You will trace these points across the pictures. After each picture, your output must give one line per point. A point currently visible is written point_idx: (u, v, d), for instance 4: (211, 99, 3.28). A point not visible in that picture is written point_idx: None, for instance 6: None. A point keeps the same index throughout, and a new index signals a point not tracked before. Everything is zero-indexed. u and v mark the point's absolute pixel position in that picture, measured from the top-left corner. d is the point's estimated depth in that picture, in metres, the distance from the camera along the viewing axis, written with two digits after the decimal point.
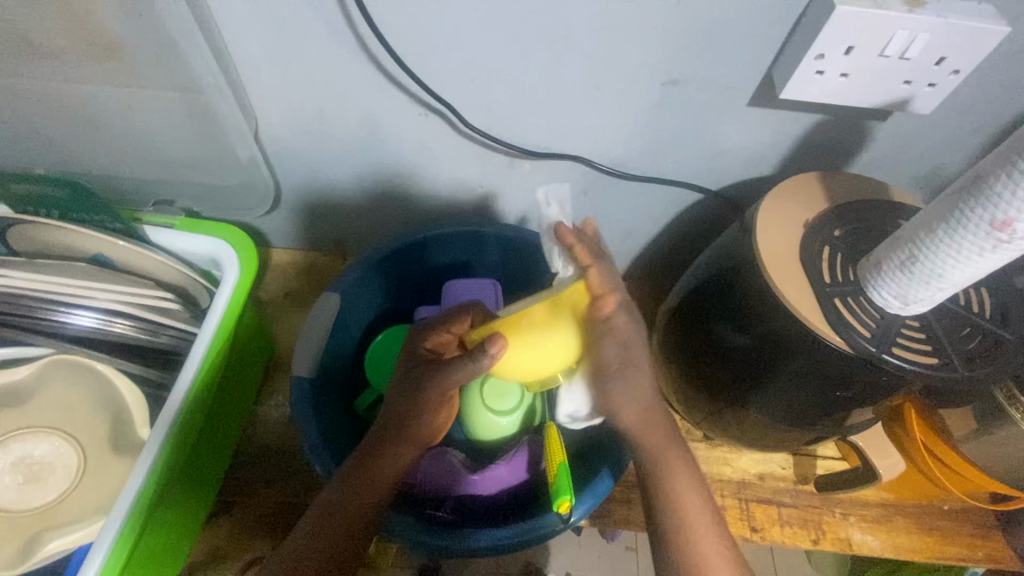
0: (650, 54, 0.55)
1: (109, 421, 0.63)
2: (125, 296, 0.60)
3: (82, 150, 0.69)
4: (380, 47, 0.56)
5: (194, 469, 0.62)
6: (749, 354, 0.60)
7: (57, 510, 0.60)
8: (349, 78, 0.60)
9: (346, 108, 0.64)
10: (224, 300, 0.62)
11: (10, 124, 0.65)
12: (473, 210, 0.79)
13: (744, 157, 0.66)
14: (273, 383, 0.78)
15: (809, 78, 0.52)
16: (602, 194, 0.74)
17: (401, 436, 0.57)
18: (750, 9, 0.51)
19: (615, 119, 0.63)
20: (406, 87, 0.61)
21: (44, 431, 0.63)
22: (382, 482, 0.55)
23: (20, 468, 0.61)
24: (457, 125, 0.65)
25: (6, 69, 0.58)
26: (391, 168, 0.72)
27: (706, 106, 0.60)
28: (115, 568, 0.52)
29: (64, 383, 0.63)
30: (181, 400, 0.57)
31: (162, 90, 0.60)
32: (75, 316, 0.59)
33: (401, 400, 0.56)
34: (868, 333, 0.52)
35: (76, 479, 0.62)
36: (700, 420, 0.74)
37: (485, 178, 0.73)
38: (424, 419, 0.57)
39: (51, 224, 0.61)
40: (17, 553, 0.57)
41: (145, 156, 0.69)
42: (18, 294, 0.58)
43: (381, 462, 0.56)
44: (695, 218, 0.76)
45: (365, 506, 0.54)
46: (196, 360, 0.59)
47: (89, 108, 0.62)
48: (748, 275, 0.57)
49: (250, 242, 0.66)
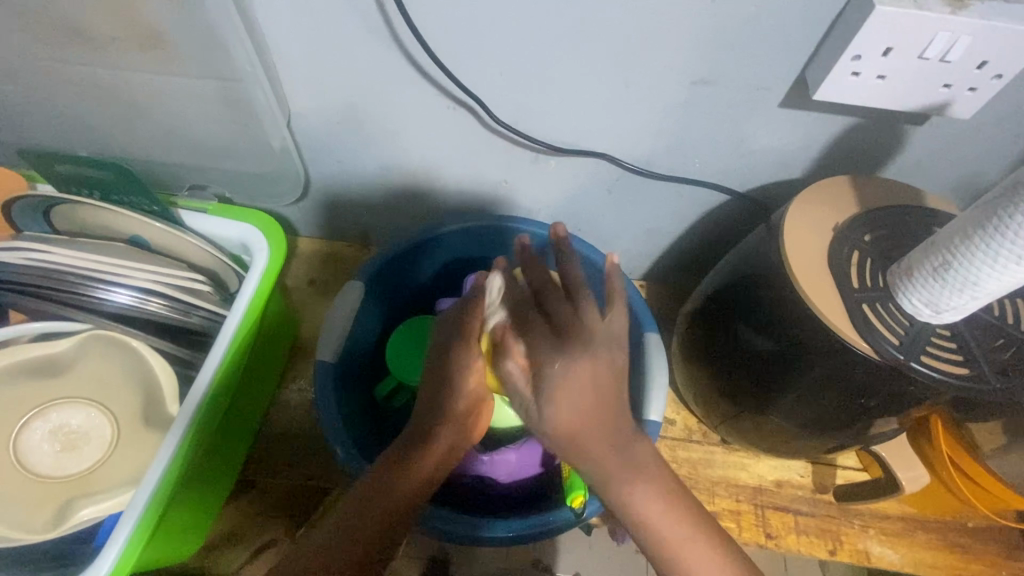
0: (682, 54, 0.55)
1: (142, 396, 0.65)
2: (161, 276, 0.61)
3: (121, 135, 0.71)
4: (412, 39, 0.57)
5: (214, 456, 0.64)
6: (773, 358, 0.59)
7: (91, 480, 0.62)
8: (380, 70, 0.61)
9: (375, 99, 0.65)
10: (254, 283, 0.64)
11: (59, 108, 0.67)
12: (496, 204, 0.79)
13: (774, 158, 0.66)
14: (296, 368, 0.80)
15: (844, 79, 0.51)
16: (627, 192, 0.74)
17: (445, 421, 0.58)
18: (785, 9, 0.50)
19: (643, 116, 0.62)
20: (436, 79, 0.61)
21: (79, 401, 0.65)
22: (421, 472, 0.55)
23: (56, 436, 0.63)
24: (484, 118, 0.65)
25: (55, 53, 0.60)
26: (416, 160, 0.73)
27: (737, 105, 0.60)
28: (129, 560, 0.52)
29: (99, 357, 0.65)
30: (204, 391, 0.58)
31: (200, 78, 0.62)
32: (112, 293, 0.61)
33: (433, 379, 0.59)
34: (896, 341, 0.51)
35: (109, 449, 0.64)
36: (718, 424, 0.73)
37: (509, 175, 0.74)
38: (462, 397, 0.58)
39: (94, 203, 0.63)
40: (51, 518, 0.58)
41: (180, 141, 0.71)
42: (58, 270, 0.59)
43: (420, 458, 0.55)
44: (719, 219, 0.76)
45: (399, 505, 0.52)
46: (223, 347, 0.60)
47: (130, 95, 0.65)
48: (773, 279, 0.56)
49: (280, 229, 0.68)
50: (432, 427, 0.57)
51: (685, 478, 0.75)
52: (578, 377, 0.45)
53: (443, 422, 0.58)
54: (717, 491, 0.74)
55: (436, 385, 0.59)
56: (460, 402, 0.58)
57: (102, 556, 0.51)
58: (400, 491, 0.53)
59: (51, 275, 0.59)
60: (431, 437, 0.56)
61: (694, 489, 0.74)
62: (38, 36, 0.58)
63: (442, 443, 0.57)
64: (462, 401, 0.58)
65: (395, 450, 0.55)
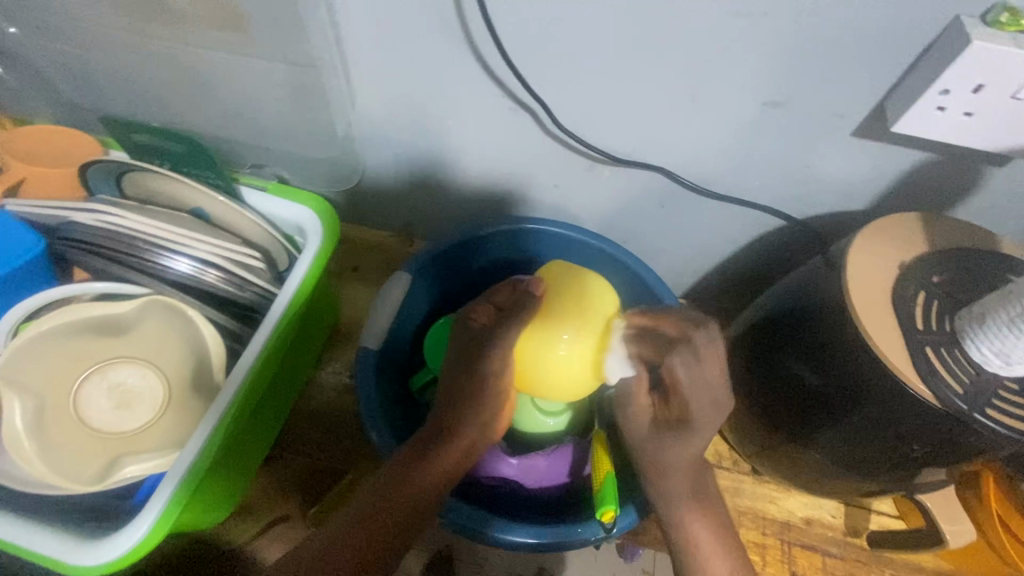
0: (756, 75, 0.54)
1: (193, 363, 0.66)
2: (221, 249, 0.63)
3: (192, 109, 0.74)
4: (486, 40, 0.58)
5: (251, 428, 0.65)
6: (820, 393, 0.58)
7: (138, 438, 0.63)
8: (448, 69, 0.62)
9: (441, 95, 0.66)
10: (306, 263, 0.66)
11: (138, 80, 0.70)
12: (546, 209, 0.80)
13: (839, 188, 0.64)
14: (333, 351, 0.82)
15: (927, 113, 0.49)
16: (680, 208, 0.73)
17: (472, 414, 0.58)
18: (871, 35, 0.49)
19: (707, 133, 0.62)
20: (503, 82, 0.62)
21: (134, 361, 0.66)
22: (447, 460, 0.57)
23: (113, 393, 0.66)
24: (544, 123, 0.65)
25: (141, 28, 0.62)
26: (473, 160, 0.74)
27: (806, 130, 0.59)
28: (164, 527, 0.53)
29: (158, 323, 0.66)
30: (251, 364, 0.60)
31: (274, 62, 0.63)
32: (174, 262, 0.62)
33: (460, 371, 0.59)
34: (960, 389, 0.49)
35: (159, 412, 0.65)
36: (750, 453, 0.72)
37: (562, 181, 0.74)
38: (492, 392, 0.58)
39: (162, 173, 0.65)
40: (97, 472, 0.60)
41: (247, 121, 0.74)
42: (127, 235, 0.61)
43: (439, 452, 0.57)
44: (773, 245, 0.74)
45: (428, 490, 0.56)
46: (272, 322, 0.62)
47: (207, 73, 0.67)
48: (828, 312, 0.55)
49: (333, 213, 0.69)
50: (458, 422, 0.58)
51: None
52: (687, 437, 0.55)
53: (463, 416, 0.58)
54: (744, 522, 0.73)
55: (462, 377, 0.59)
56: (489, 398, 0.58)
57: (140, 519, 0.53)
58: (425, 477, 0.56)
59: (121, 239, 0.61)
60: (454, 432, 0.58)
61: None
62: (128, 10, 0.60)
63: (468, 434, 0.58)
64: (491, 398, 0.58)
65: (423, 439, 0.58)
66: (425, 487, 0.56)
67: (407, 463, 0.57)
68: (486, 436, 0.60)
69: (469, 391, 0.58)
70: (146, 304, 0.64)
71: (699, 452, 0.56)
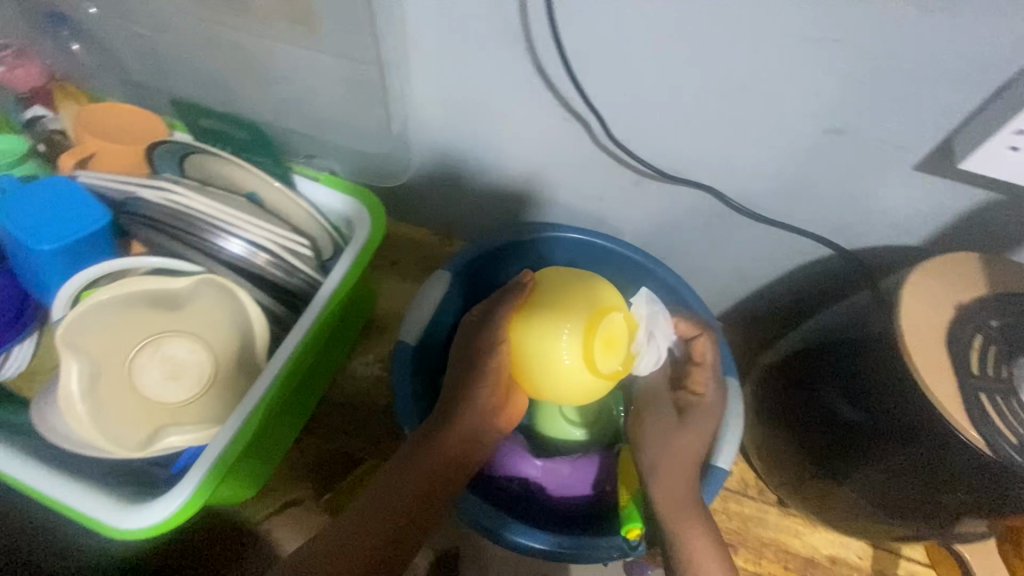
0: (819, 101, 0.54)
1: (240, 342, 0.66)
2: (273, 235, 0.65)
3: (251, 98, 0.76)
4: (546, 48, 0.58)
5: (285, 411, 0.66)
6: (861, 430, 0.56)
7: (181, 414, 0.64)
8: (505, 74, 0.63)
9: (494, 99, 0.66)
10: (353, 254, 0.67)
11: (204, 65, 0.73)
12: (587, 219, 0.80)
13: (894, 221, 0.62)
14: (366, 343, 0.84)
15: (1000, 151, 0.48)
16: (725, 229, 0.72)
17: (467, 403, 0.58)
18: (946, 67, 0.48)
19: (762, 156, 0.61)
20: (558, 90, 0.62)
21: (184, 335, 0.66)
22: (447, 450, 0.58)
23: (162, 364, 0.66)
24: (594, 134, 0.66)
25: (215, 16, 0.65)
26: (519, 166, 0.74)
27: (866, 160, 0.57)
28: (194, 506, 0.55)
29: (209, 299, 0.66)
30: (293, 349, 0.61)
31: (336, 57, 0.65)
32: (227, 242, 0.64)
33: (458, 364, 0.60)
34: (1015, 440, 0.47)
35: (204, 386, 0.66)
36: (778, 485, 0.71)
37: (606, 193, 0.74)
38: (487, 380, 0.58)
39: (225, 157, 0.68)
40: (142, 439, 0.61)
41: (303, 113, 0.76)
42: (186, 213, 0.63)
43: (439, 442, 0.58)
44: (818, 274, 0.72)
45: (430, 481, 0.56)
46: (317, 310, 0.63)
47: (271, 64, 0.69)
48: (875, 348, 0.54)
49: (381, 205, 0.71)
50: (454, 411, 0.59)
51: (733, 532, 0.72)
52: (693, 432, 0.59)
53: (462, 405, 0.58)
54: (765, 553, 0.71)
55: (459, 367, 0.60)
56: (484, 387, 0.58)
57: (172, 497, 0.54)
58: (427, 465, 0.57)
59: (180, 216, 0.63)
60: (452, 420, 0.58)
61: (741, 546, 0.71)
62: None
63: (467, 423, 0.58)
64: (485, 385, 0.58)
65: (426, 428, 0.59)
66: (428, 471, 0.57)
67: (410, 454, 0.58)
68: (487, 427, 0.60)
69: (465, 379, 0.59)
70: (201, 283, 0.64)
71: (700, 442, 0.59)
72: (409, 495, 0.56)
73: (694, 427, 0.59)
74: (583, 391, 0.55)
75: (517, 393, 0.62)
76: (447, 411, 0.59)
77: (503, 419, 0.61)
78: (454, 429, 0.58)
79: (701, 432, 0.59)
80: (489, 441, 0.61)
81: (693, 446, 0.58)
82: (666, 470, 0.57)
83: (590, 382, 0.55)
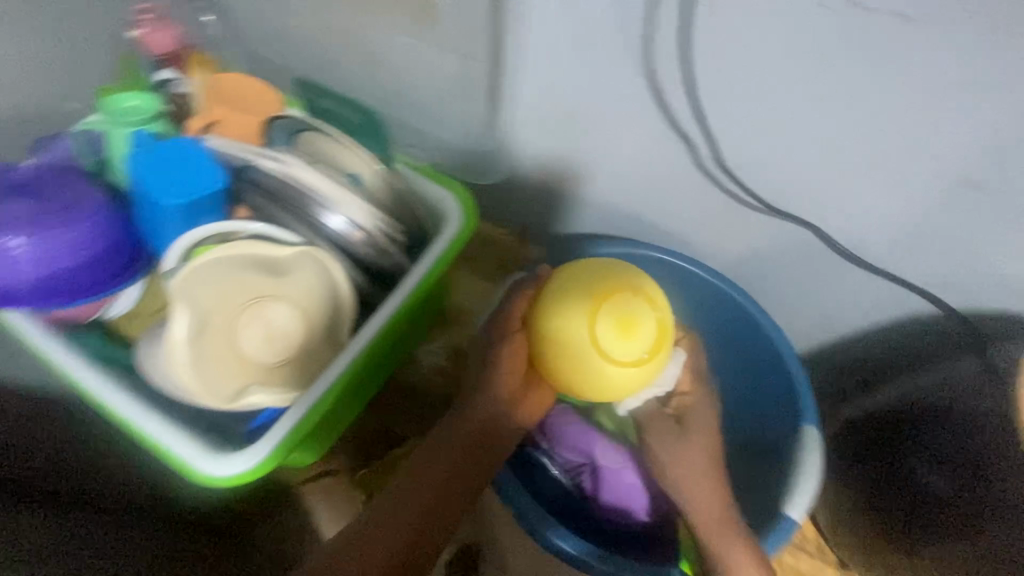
0: (953, 151, 0.52)
1: (329, 314, 0.67)
2: (372, 215, 0.67)
3: (359, 85, 0.79)
4: (668, 72, 0.58)
5: (360, 387, 0.69)
6: (948, 501, 0.62)
7: (271, 373, 0.66)
8: (621, 93, 0.63)
9: (603, 115, 0.67)
10: (444, 243, 0.69)
11: (325, 49, 0.77)
12: (672, 241, 0.79)
13: (1009, 283, 0.60)
14: (436, 332, 0.86)
15: None
16: (819, 270, 0.71)
17: (482, 390, 0.62)
18: None
19: (877, 201, 0.60)
20: (671, 114, 0.62)
21: (280, 301, 0.66)
22: (468, 430, 0.62)
23: (257, 326, 0.66)
24: (700, 160, 0.66)
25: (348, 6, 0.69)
26: (614, 181, 0.75)
27: (990, 218, 0.56)
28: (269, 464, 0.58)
29: (308, 269, 0.67)
30: (377, 328, 0.64)
31: (449, 55, 0.66)
32: (329, 217, 0.66)
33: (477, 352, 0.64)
34: None
35: (293, 352, 0.67)
36: (862, 544, 0.74)
37: (699, 218, 0.73)
38: (501, 369, 0.61)
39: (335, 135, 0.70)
40: (232, 393, 0.64)
41: (402, 104, 0.77)
42: (294, 185, 0.65)
43: (460, 423, 0.62)
44: (912, 328, 0.70)
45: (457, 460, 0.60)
46: (404, 293, 0.66)
47: (387, 56, 0.72)
48: (1000, 432, 0.56)
49: (472, 199, 0.73)
50: (471, 395, 0.63)
51: None
52: (697, 431, 0.62)
53: (478, 391, 0.62)
54: None
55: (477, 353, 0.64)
56: (501, 375, 0.61)
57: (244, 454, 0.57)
58: (455, 444, 0.61)
59: (289, 188, 0.65)
60: (469, 403, 0.62)
61: None
62: None
63: (485, 407, 0.62)
64: (502, 373, 0.61)
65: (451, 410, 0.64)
66: (463, 449, 0.61)
67: (438, 433, 0.62)
68: (505, 414, 0.63)
69: (481, 369, 0.62)
70: (303, 254, 0.66)
71: (710, 441, 0.62)
72: (439, 471, 0.60)
73: (698, 424, 0.63)
74: (609, 375, 0.54)
75: (539, 391, 0.65)
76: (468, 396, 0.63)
77: (521, 411, 0.64)
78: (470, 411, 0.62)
79: (705, 434, 0.62)
80: (514, 433, 0.64)
81: (698, 445, 0.62)
82: (688, 471, 0.61)
83: (613, 365, 0.53)
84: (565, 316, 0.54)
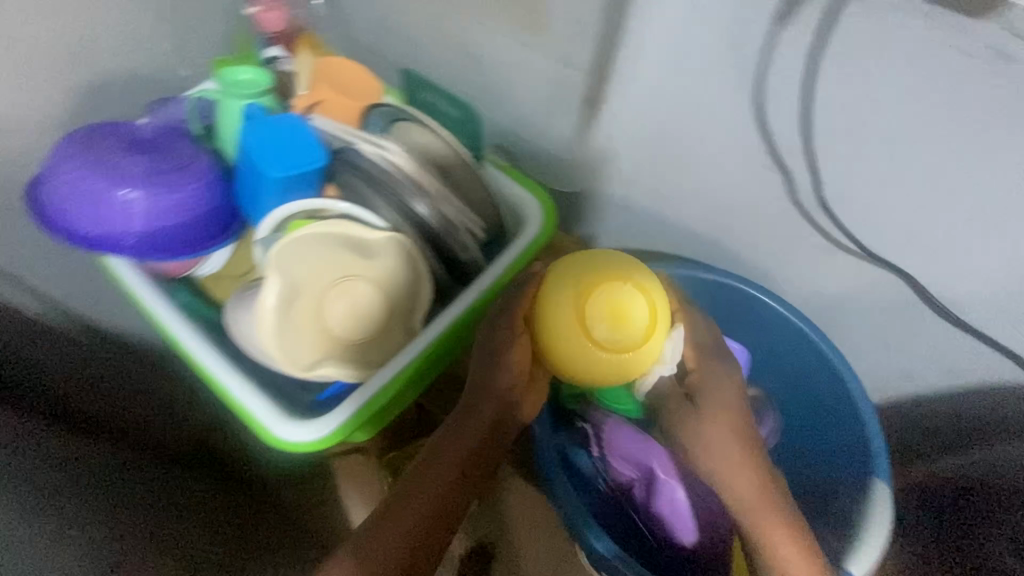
0: None
1: (405, 300, 0.69)
2: (458, 212, 0.70)
3: (451, 82, 0.81)
4: (782, 97, 0.58)
5: (424, 377, 0.69)
6: None
7: (348, 349, 0.68)
8: (726, 116, 0.63)
9: (701, 137, 0.67)
10: (522, 244, 0.71)
11: (424, 45, 0.80)
12: (748, 272, 0.78)
13: None
14: None
15: None
16: (903, 318, 0.69)
17: (485, 391, 0.62)
18: None
19: (981, 252, 0.59)
20: (775, 141, 0.62)
21: (361, 280, 0.68)
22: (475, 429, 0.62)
23: (337, 300, 0.68)
24: (796, 191, 0.65)
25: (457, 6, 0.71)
26: (698, 205, 0.75)
27: None
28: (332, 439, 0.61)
29: (392, 256, 0.68)
30: (451, 319, 0.67)
31: (547, 60, 0.67)
32: (419, 207, 0.69)
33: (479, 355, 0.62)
34: None
35: (370, 331, 0.69)
36: None
37: (781, 250, 0.72)
38: (505, 368, 0.61)
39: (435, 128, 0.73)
40: (310, 363, 0.66)
41: (491, 104, 0.79)
42: (393, 174, 0.68)
43: (467, 423, 0.62)
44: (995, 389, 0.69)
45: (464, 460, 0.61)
46: (479, 289, 0.68)
47: (484, 56, 0.74)
48: None
49: (552, 202, 0.75)
50: (474, 396, 0.62)
51: None
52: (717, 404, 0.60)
53: (483, 392, 0.62)
54: None
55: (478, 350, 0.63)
56: (503, 377, 0.61)
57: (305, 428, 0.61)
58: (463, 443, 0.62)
59: (387, 175, 0.68)
60: (472, 403, 0.62)
61: None
62: None
63: (488, 407, 0.62)
64: (505, 372, 0.61)
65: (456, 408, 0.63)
66: (468, 449, 0.61)
67: (447, 432, 0.62)
68: (507, 413, 0.63)
69: (481, 368, 0.62)
70: (389, 241, 0.68)
71: (737, 419, 0.60)
72: (450, 468, 0.61)
73: (717, 398, 0.60)
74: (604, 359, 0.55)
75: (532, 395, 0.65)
76: (469, 403, 0.63)
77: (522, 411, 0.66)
78: (472, 412, 0.62)
79: (728, 406, 0.60)
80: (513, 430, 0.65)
81: (720, 417, 0.60)
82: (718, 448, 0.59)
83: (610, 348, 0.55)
84: (552, 305, 0.56)
